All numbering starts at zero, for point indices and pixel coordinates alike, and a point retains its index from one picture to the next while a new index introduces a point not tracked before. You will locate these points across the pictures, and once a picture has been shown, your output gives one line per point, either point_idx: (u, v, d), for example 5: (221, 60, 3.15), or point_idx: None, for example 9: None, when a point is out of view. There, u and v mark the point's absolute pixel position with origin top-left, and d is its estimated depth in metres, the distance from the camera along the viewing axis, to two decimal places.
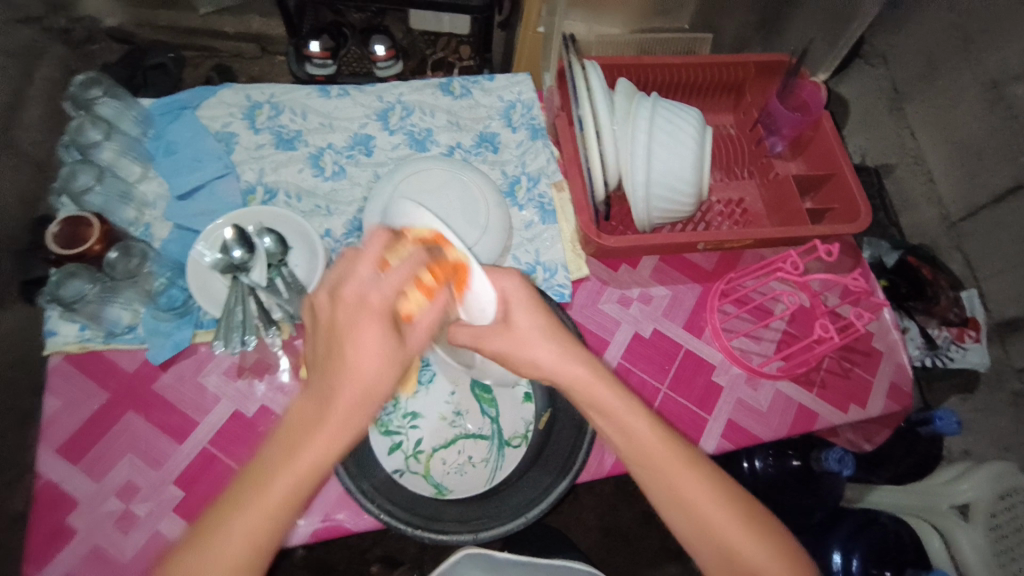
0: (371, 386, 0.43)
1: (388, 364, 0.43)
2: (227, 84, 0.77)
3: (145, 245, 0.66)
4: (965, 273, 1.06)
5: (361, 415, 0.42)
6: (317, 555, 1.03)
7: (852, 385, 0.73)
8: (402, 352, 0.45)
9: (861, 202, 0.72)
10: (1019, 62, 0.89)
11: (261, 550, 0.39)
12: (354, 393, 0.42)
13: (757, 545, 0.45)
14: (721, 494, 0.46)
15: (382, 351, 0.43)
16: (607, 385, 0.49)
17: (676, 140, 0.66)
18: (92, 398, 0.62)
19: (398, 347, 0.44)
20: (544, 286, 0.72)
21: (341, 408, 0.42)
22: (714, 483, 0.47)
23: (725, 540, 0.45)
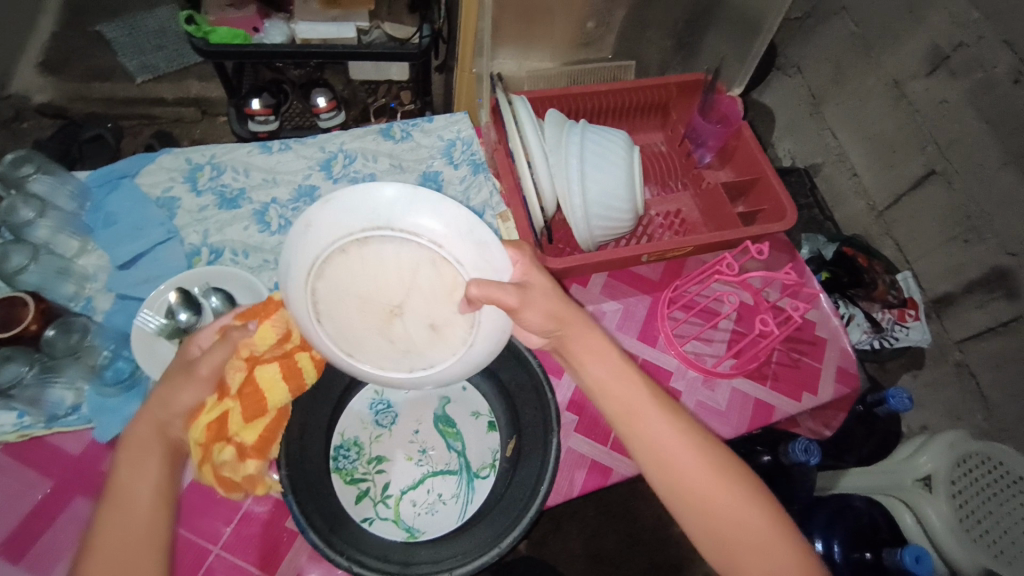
0: (167, 401, 0.52)
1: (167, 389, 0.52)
2: (167, 150, 0.77)
3: (86, 318, 0.65)
4: (897, 257, 1.13)
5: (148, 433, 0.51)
6: None
7: (802, 374, 0.76)
8: (190, 372, 0.53)
9: (786, 201, 0.77)
10: (915, 61, 0.99)
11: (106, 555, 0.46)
12: (152, 417, 0.51)
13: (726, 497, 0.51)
14: (687, 433, 0.53)
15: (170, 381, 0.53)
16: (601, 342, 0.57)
17: (608, 163, 0.70)
18: (35, 487, 0.59)
19: (180, 370, 0.53)
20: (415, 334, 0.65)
21: (145, 431, 0.51)
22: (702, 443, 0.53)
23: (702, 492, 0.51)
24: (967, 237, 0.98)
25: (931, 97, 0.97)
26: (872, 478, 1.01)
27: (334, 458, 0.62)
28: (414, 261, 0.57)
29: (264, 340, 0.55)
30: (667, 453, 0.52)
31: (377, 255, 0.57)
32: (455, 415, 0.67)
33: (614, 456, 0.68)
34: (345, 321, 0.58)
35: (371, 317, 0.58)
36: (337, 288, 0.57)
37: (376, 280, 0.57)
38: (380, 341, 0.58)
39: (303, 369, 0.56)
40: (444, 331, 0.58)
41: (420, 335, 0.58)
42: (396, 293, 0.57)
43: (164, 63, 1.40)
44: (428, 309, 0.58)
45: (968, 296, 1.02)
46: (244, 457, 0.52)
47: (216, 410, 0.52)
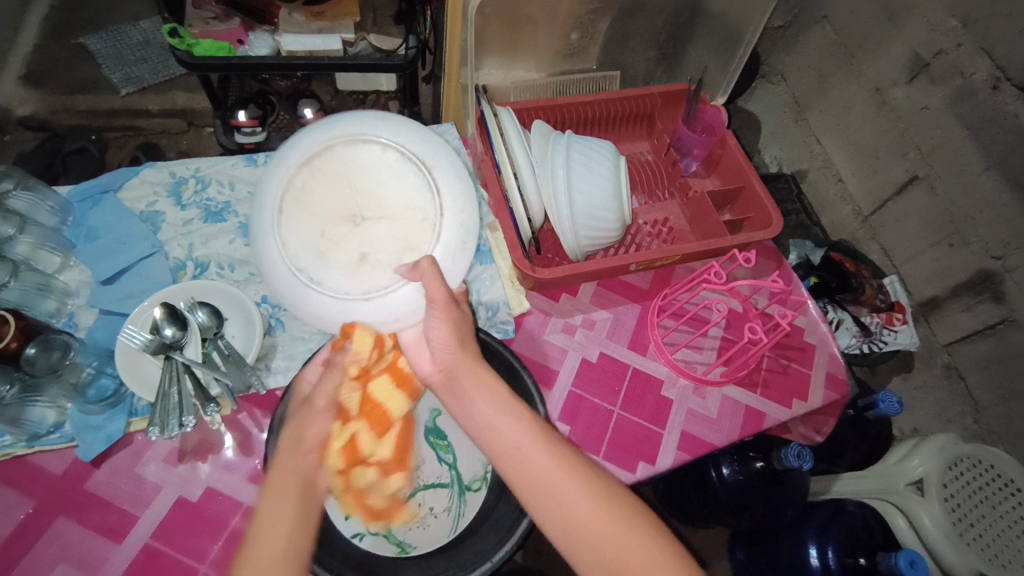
0: (298, 437, 0.51)
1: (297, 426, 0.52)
2: (151, 163, 0.77)
3: (67, 335, 0.63)
4: (885, 262, 1.14)
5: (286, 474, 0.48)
6: None
7: (791, 380, 0.77)
8: (312, 406, 0.53)
9: (771, 209, 0.78)
10: (896, 69, 1.00)
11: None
12: (290, 459, 0.49)
13: (617, 530, 0.47)
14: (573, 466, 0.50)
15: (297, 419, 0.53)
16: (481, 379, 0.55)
17: (594, 172, 0.70)
18: (16, 508, 0.57)
19: (301, 406, 0.53)
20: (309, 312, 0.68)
21: (282, 476, 0.48)
22: (580, 474, 0.50)
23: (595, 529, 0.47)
24: (951, 241, 0.99)
25: (911, 104, 0.99)
26: (862, 481, 1.04)
27: None
28: (412, 208, 0.60)
29: (365, 349, 0.56)
30: (551, 488, 0.49)
31: (397, 177, 0.61)
32: (445, 427, 0.66)
33: (606, 466, 0.68)
34: (312, 193, 0.59)
35: (334, 208, 0.59)
36: (338, 164, 0.59)
37: (372, 188, 0.60)
38: (315, 228, 0.58)
39: (411, 374, 0.58)
40: (361, 272, 0.59)
41: (343, 255, 0.59)
42: (373, 211, 0.60)
43: (149, 75, 1.40)
44: (374, 250, 0.59)
45: (954, 299, 1.03)
46: (387, 473, 0.58)
47: (346, 436, 0.54)
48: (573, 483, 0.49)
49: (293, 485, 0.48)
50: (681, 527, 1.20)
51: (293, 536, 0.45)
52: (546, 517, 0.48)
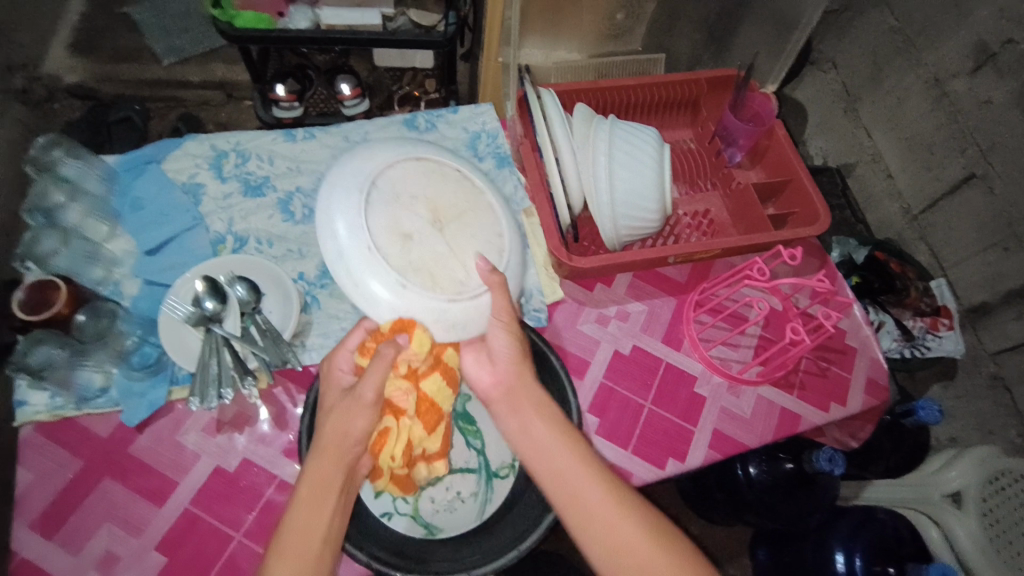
0: (343, 427, 0.52)
1: (343, 418, 0.52)
2: (193, 136, 0.77)
3: (113, 303, 0.65)
4: (932, 264, 1.09)
5: (333, 463, 0.50)
6: None
7: (829, 383, 0.74)
8: (358, 398, 0.53)
9: (819, 204, 0.74)
10: (958, 59, 0.95)
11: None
12: (337, 450, 0.51)
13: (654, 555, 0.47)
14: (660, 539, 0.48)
15: (341, 411, 0.53)
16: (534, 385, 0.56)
17: (637, 161, 0.68)
18: (66, 466, 0.60)
19: (346, 397, 0.53)
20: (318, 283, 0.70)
21: (325, 466, 0.50)
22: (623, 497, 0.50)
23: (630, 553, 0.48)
24: (1007, 245, 0.94)
25: (974, 98, 0.93)
26: (898, 488, 1.02)
27: None
28: (462, 272, 0.60)
29: (420, 350, 0.57)
30: (595, 513, 0.49)
31: (479, 215, 0.64)
32: (475, 412, 0.66)
33: (635, 461, 0.67)
34: (410, 188, 0.63)
35: (422, 210, 0.62)
36: (438, 181, 0.64)
37: (457, 210, 0.63)
38: (418, 192, 0.62)
39: (455, 368, 0.59)
40: (386, 240, 0.60)
41: (401, 220, 0.61)
42: (449, 229, 0.62)
43: (191, 45, 1.42)
44: (416, 245, 0.60)
45: (1007, 307, 0.98)
46: (431, 462, 0.58)
47: (399, 436, 0.55)
48: (626, 522, 0.49)
49: (334, 476, 0.50)
50: (701, 521, 1.19)
51: (334, 513, 0.49)
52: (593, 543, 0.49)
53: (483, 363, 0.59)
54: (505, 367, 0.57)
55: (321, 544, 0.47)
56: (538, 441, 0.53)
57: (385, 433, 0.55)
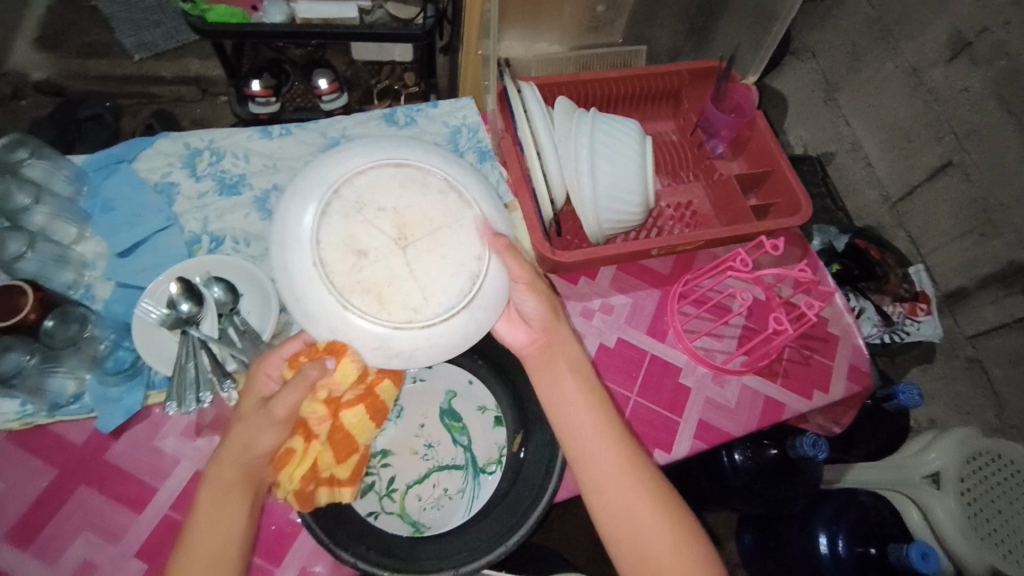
0: (248, 440, 0.50)
1: (248, 431, 0.51)
2: (165, 133, 0.75)
3: (84, 308, 0.62)
4: (911, 250, 1.11)
5: (232, 479, 0.50)
6: None
7: (812, 371, 0.75)
8: (269, 414, 0.50)
9: (801, 195, 0.75)
10: (935, 48, 0.96)
11: None
12: (236, 465, 0.50)
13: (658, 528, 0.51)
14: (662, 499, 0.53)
15: (248, 424, 0.51)
16: (562, 353, 0.58)
17: (619, 154, 0.67)
18: (39, 474, 0.58)
19: (257, 411, 0.51)
20: None
21: (226, 475, 0.50)
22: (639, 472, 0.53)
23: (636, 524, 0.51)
24: (982, 232, 0.96)
25: (951, 86, 0.94)
26: (879, 472, 1.03)
27: None
28: (422, 298, 0.49)
29: (345, 380, 0.49)
30: (608, 485, 0.52)
31: (458, 236, 0.51)
32: (461, 409, 0.65)
33: None
34: (377, 192, 0.50)
35: (389, 222, 0.49)
36: (415, 187, 0.51)
37: (431, 225, 0.50)
38: (388, 202, 0.50)
39: (386, 401, 0.55)
40: (334, 255, 0.48)
41: (359, 234, 0.48)
42: (421, 246, 0.49)
43: (162, 39, 1.38)
44: (372, 265, 0.48)
45: (982, 291, 0.99)
46: (337, 489, 0.55)
47: (306, 462, 0.52)
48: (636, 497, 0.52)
49: (231, 487, 0.50)
50: (687, 508, 1.21)
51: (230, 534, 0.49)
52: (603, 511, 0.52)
53: (517, 324, 0.59)
54: (539, 324, 0.58)
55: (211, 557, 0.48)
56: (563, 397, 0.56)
57: (290, 454, 0.52)
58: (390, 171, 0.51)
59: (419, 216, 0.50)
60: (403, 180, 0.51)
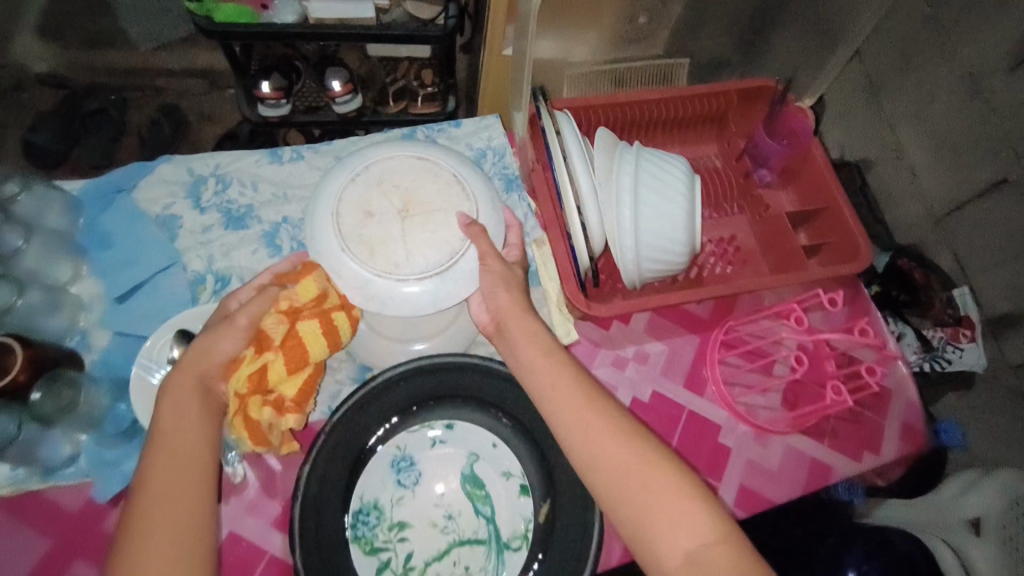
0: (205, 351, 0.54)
1: (215, 337, 0.54)
2: (166, 158, 0.69)
3: (73, 370, 0.57)
4: (955, 270, 0.94)
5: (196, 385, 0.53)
6: None
7: (863, 431, 0.69)
8: (230, 323, 0.55)
9: (860, 237, 0.68)
10: (995, 53, 0.82)
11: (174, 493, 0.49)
12: (196, 372, 0.53)
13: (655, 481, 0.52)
14: (707, 499, 0.51)
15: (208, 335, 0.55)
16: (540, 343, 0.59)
17: (667, 200, 0.60)
18: (33, 547, 0.54)
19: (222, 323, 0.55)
20: None
21: (183, 383, 0.53)
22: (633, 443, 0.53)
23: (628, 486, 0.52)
24: None
25: (1014, 97, 0.81)
26: (912, 512, 0.89)
27: (352, 526, 0.57)
28: (402, 255, 0.57)
29: (306, 295, 0.57)
30: (599, 449, 0.53)
31: (447, 221, 0.59)
32: (483, 475, 0.61)
33: None
34: (397, 172, 0.61)
35: (396, 197, 0.59)
36: (432, 173, 0.61)
37: (429, 207, 0.59)
38: (403, 182, 0.60)
39: (343, 328, 0.57)
40: (350, 211, 0.59)
41: (373, 200, 0.59)
42: (416, 215, 0.59)
43: (167, 27, 1.29)
44: (375, 225, 0.58)
45: None
46: (282, 412, 0.55)
47: (257, 364, 0.54)
48: (625, 453, 0.53)
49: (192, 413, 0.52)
50: None
51: (192, 433, 0.51)
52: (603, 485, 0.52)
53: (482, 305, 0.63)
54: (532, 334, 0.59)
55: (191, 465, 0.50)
56: (593, 426, 0.54)
57: (242, 362, 0.55)
58: (422, 154, 0.62)
59: (426, 199, 0.60)
60: (420, 159, 0.62)
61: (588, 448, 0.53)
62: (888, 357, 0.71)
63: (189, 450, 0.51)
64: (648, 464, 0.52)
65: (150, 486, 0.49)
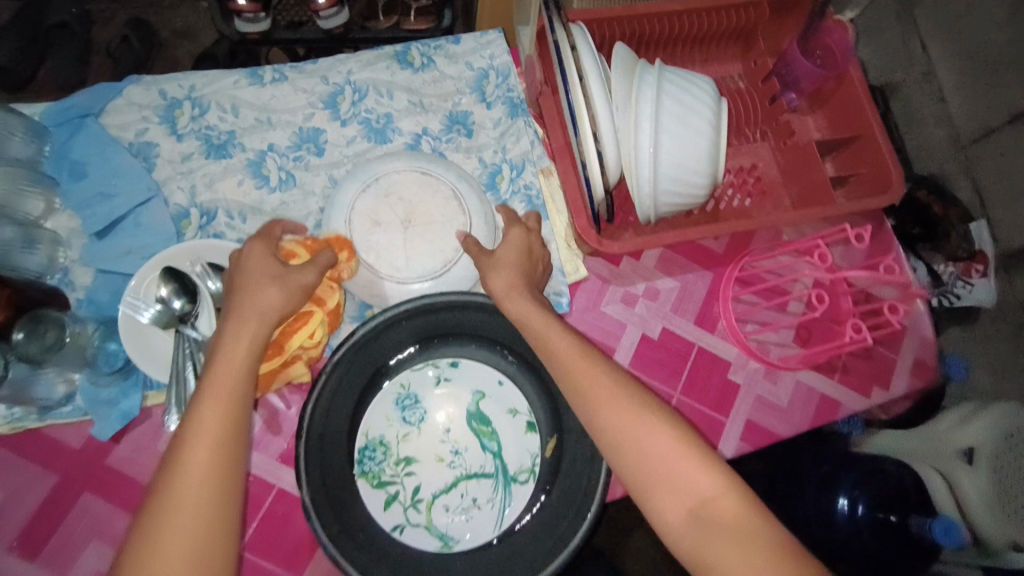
0: (261, 309, 0.49)
1: (276, 284, 0.51)
2: (133, 78, 0.63)
3: (57, 310, 0.54)
4: (971, 200, 0.75)
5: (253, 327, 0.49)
6: None
7: (875, 366, 0.68)
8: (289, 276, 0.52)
9: (893, 168, 0.63)
10: None
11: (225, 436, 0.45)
12: (256, 316, 0.49)
13: (653, 437, 0.48)
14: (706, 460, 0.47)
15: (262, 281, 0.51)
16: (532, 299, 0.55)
17: (688, 127, 0.55)
18: (39, 482, 0.54)
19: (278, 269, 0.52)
20: None
21: (240, 324, 0.49)
22: (626, 395, 0.50)
23: (625, 439, 0.48)
24: None
25: None
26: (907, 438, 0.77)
27: (358, 461, 0.56)
28: (405, 263, 0.58)
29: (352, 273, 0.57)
30: (596, 400, 0.49)
31: (445, 231, 0.59)
32: (490, 412, 0.59)
33: None
34: (401, 183, 0.60)
35: (399, 207, 0.59)
36: (433, 184, 0.60)
37: (429, 220, 0.59)
38: (408, 194, 0.60)
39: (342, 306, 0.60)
40: (358, 218, 0.58)
41: (380, 210, 0.59)
42: (417, 224, 0.59)
43: None
44: (381, 235, 0.58)
45: None
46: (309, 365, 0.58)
47: (310, 328, 0.55)
48: (621, 409, 0.49)
49: (242, 388, 0.47)
50: None
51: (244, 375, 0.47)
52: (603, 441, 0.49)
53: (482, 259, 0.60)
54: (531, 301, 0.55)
55: (230, 440, 0.45)
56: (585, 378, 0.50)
57: (300, 321, 0.54)
58: (424, 163, 0.61)
59: (423, 211, 0.59)
60: (422, 170, 0.61)
61: (588, 404, 0.50)
62: (912, 295, 0.67)
63: (233, 411, 0.46)
64: (637, 418, 0.48)
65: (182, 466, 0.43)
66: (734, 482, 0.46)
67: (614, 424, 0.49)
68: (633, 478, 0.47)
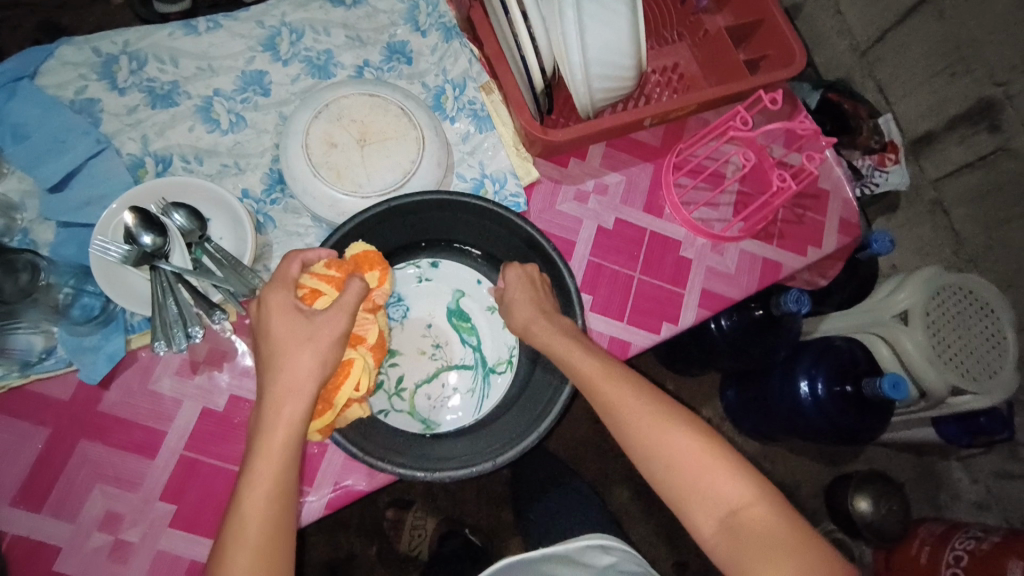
0: (296, 385, 0.47)
1: (304, 347, 0.48)
2: (64, 39, 0.63)
3: (31, 253, 0.54)
4: (878, 99, 0.98)
5: (289, 403, 0.47)
6: (327, 534, 1.05)
7: (807, 229, 0.75)
8: (313, 332, 0.48)
9: (795, 45, 0.70)
10: None
11: (269, 520, 0.45)
12: (289, 391, 0.47)
13: (681, 442, 0.50)
14: (736, 467, 0.49)
15: (288, 347, 0.48)
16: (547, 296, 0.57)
17: (607, 8, 0.58)
18: (31, 437, 0.54)
19: (303, 326, 0.48)
20: (256, 209, 0.63)
21: (274, 401, 0.47)
22: (647, 399, 0.52)
23: (650, 445, 0.51)
24: (954, 70, 0.85)
25: None
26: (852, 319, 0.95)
27: None
28: (365, 178, 0.61)
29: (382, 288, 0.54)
30: (623, 413, 0.52)
31: (400, 146, 0.62)
32: (468, 309, 0.64)
33: (631, 330, 0.68)
34: (350, 107, 0.62)
35: (354, 129, 0.61)
36: (383, 107, 0.62)
37: (384, 138, 0.62)
38: (359, 115, 0.62)
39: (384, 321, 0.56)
40: (314, 140, 0.60)
41: (335, 131, 0.61)
42: (373, 143, 0.62)
43: None
44: (338, 154, 0.61)
45: (950, 133, 0.90)
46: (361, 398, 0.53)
47: (353, 369, 0.50)
48: (642, 409, 0.52)
49: (285, 476, 0.46)
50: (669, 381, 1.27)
51: (283, 453, 0.46)
52: (636, 451, 0.52)
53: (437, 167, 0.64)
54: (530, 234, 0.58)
55: (277, 522, 0.46)
56: (614, 403, 0.52)
57: (348, 364, 0.50)
58: (371, 87, 0.63)
59: (376, 129, 0.62)
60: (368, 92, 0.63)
61: (614, 415, 0.52)
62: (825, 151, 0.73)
63: (275, 493, 0.46)
64: (667, 436, 0.51)
65: (229, 556, 0.44)
66: (755, 485, 0.49)
67: (643, 441, 0.51)
68: (667, 484, 0.50)
